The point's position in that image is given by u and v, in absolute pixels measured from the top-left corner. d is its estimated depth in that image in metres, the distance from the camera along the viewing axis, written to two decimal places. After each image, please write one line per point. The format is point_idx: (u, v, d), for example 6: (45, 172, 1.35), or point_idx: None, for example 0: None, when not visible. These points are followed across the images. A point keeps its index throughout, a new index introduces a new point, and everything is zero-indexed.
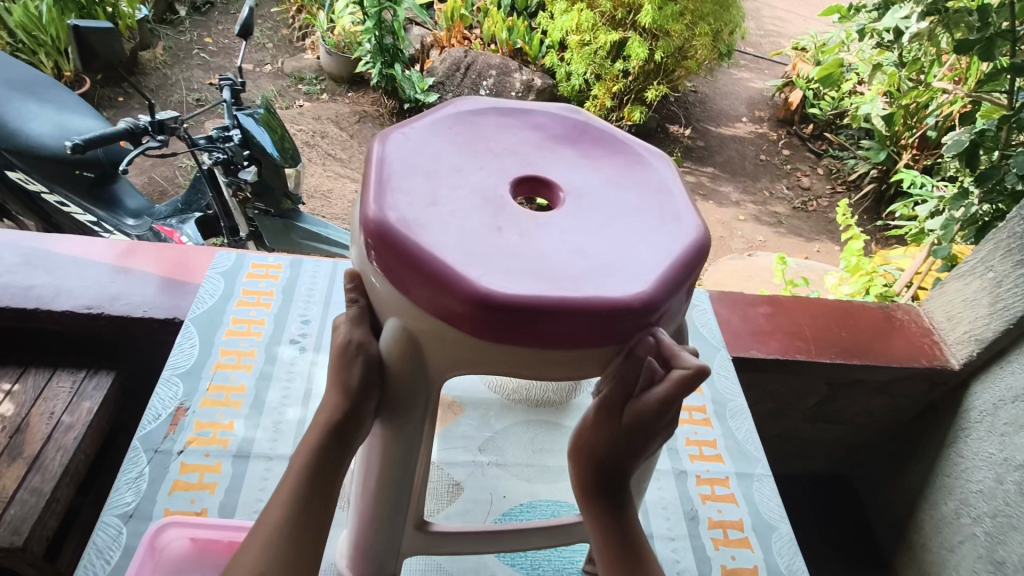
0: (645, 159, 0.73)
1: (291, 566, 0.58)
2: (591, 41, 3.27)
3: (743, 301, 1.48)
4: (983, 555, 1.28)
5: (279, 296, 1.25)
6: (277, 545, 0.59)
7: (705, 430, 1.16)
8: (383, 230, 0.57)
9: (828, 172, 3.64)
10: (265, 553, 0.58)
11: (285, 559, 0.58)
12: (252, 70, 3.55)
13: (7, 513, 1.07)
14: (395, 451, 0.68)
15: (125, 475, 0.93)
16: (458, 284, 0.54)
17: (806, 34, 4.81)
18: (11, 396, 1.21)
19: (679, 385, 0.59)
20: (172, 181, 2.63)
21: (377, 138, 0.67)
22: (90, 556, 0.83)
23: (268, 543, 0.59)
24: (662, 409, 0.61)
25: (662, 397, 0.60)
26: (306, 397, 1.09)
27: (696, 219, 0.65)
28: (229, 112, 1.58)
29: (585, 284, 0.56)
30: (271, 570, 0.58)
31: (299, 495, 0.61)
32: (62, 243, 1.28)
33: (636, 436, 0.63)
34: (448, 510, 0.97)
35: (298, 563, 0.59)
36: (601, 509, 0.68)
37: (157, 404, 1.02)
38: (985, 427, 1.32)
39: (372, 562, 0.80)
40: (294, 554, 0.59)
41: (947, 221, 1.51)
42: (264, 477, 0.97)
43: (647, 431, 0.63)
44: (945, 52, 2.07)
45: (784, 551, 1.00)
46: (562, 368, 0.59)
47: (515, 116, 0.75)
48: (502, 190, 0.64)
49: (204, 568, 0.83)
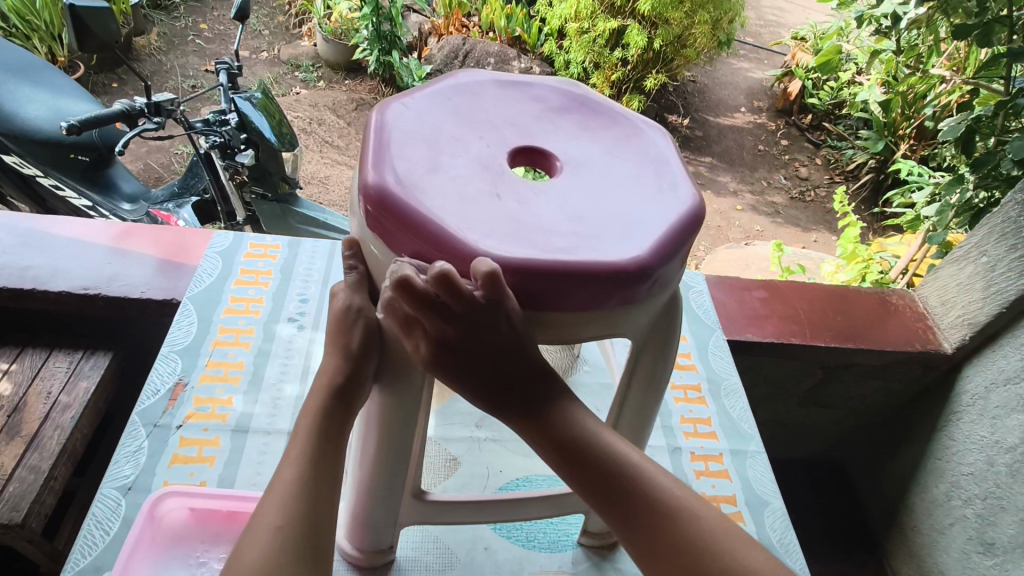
0: (642, 130, 0.73)
1: (307, 519, 0.58)
2: (590, 29, 3.25)
3: (740, 285, 1.50)
4: (973, 536, 1.30)
5: (277, 275, 1.25)
6: (292, 501, 0.59)
7: (700, 408, 1.18)
8: (382, 195, 0.57)
9: (827, 162, 3.64)
10: (282, 508, 0.58)
11: (301, 513, 0.59)
12: (248, 56, 3.52)
13: (6, 490, 1.07)
14: (396, 416, 0.68)
15: (123, 448, 0.93)
16: (457, 246, 0.55)
17: (805, 24, 4.79)
18: (9, 374, 1.22)
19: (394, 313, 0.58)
20: (167, 168, 2.62)
21: (377, 107, 0.67)
22: (89, 527, 0.84)
23: (285, 498, 0.59)
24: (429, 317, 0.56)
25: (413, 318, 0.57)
26: (303, 373, 1.09)
27: (692, 189, 0.66)
28: (227, 96, 1.59)
29: (583, 248, 0.57)
30: (290, 524, 0.57)
31: (310, 453, 0.62)
32: (58, 225, 1.28)
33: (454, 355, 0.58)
34: (446, 483, 0.98)
35: (314, 517, 0.59)
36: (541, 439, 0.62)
37: (155, 379, 1.03)
38: (976, 411, 1.33)
39: (372, 531, 0.81)
40: (311, 508, 0.59)
41: (942, 207, 1.54)
42: (262, 451, 0.97)
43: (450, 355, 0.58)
44: (944, 40, 2.06)
45: (776, 525, 1.01)
46: (558, 330, 0.60)
47: (513, 87, 0.75)
48: (501, 159, 0.65)
49: (202, 537, 0.85)
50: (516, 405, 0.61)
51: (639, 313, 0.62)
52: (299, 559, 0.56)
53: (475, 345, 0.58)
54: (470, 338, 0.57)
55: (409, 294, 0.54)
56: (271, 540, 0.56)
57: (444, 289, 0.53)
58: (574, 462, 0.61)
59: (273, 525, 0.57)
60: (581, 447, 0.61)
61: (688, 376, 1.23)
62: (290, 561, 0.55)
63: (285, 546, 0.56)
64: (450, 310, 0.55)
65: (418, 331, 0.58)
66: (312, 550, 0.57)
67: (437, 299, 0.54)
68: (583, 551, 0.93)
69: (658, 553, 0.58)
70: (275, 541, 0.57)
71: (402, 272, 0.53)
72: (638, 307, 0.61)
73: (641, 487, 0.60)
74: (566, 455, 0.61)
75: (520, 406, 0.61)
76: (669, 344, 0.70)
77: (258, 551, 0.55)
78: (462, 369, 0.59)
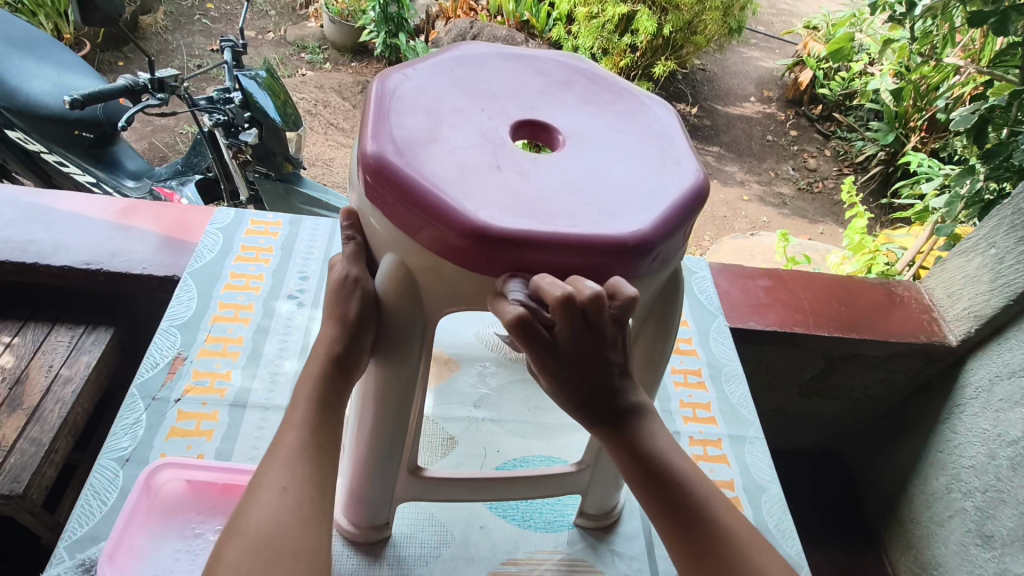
0: (645, 106, 0.72)
1: (312, 480, 0.59)
2: (599, 13, 3.19)
3: (744, 273, 1.49)
4: (971, 529, 1.29)
5: (277, 252, 1.25)
6: (296, 463, 0.59)
7: (699, 393, 1.17)
8: (381, 164, 0.56)
9: (836, 153, 3.59)
10: (286, 470, 0.58)
11: (307, 475, 0.59)
12: (254, 36, 3.50)
13: (7, 462, 1.08)
14: (393, 389, 0.68)
15: (122, 420, 0.94)
16: (456, 216, 0.54)
17: (818, 13, 4.72)
18: (10, 348, 1.22)
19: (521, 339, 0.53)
20: (172, 147, 2.61)
21: (378, 77, 0.65)
22: (87, 497, 0.84)
23: (289, 461, 0.59)
24: (572, 332, 0.53)
25: (539, 343, 0.54)
26: (303, 350, 1.09)
27: (695, 164, 0.65)
28: (231, 74, 1.57)
29: (583, 222, 0.56)
30: (294, 485, 0.57)
31: (311, 420, 0.62)
32: (62, 200, 1.28)
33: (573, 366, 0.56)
34: (443, 461, 0.99)
35: (318, 480, 0.59)
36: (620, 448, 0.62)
37: (154, 352, 1.03)
38: (979, 403, 1.32)
39: (368, 507, 0.81)
40: (315, 471, 0.60)
41: (952, 198, 1.50)
42: (259, 426, 0.97)
43: (565, 372, 0.56)
44: (958, 30, 2.03)
45: (773, 511, 1.01)
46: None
47: (517, 61, 0.74)
48: (502, 131, 0.63)
49: (198, 508, 0.85)
50: (605, 418, 0.61)
51: (639, 289, 0.61)
52: (304, 520, 0.56)
53: (592, 360, 0.56)
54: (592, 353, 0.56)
55: (567, 314, 0.50)
56: (276, 501, 0.56)
57: (594, 307, 0.50)
58: (653, 477, 0.61)
59: (279, 486, 0.57)
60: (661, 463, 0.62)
61: (688, 361, 1.23)
62: (294, 520, 0.55)
63: (290, 506, 0.56)
64: (586, 328, 0.53)
65: (544, 348, 0.54)
66: (318, 512, 0.57)
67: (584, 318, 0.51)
68: (579, 532, 0.93)
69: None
70: (279, 502, 0.56)
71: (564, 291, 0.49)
72: (639, 282, 0.60)
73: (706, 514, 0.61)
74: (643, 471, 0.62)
75: (611, 419, 0.61)
76: (669, 323, 0.69)
77: (265, 511, 0.55)
78: (568, 378, 0.57)
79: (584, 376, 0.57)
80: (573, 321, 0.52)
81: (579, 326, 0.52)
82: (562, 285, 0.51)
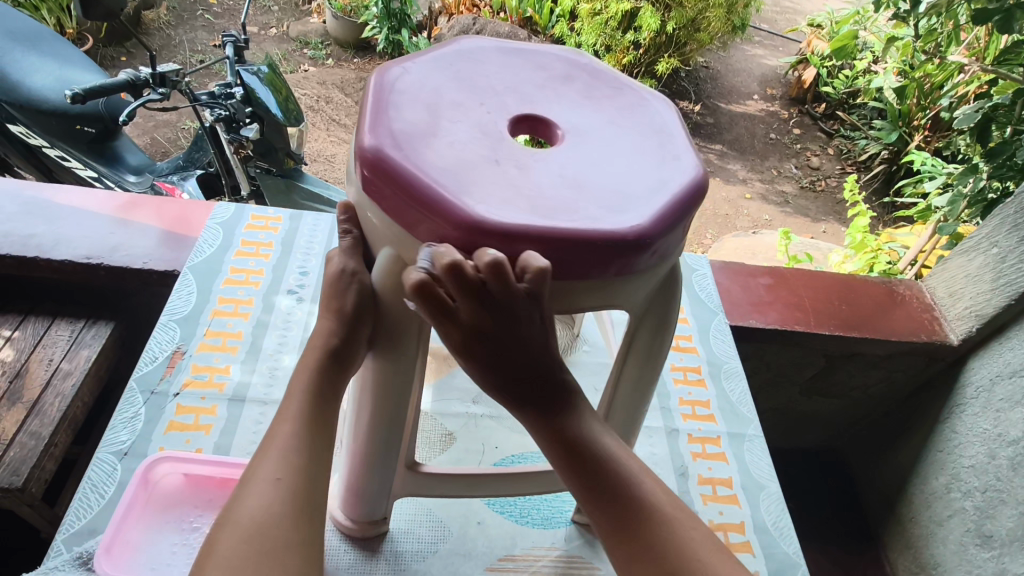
0: (646, 101, 0.72)
1: (306, 473, 0.59)
2: (603, 10, 3.18)
3: (745, 271, 1.49)
4: (971, 529, 1.29)
5: (277, 247, 1.25)
6: (290, 455, 0.59)
7: (699, 390, 1.17)
8: (378, 158, 0.56)
9: (839, 152, 3.58)
10: (280, 460, 0.59)
11: (301, 467, 0.59)
12: (256, 32, 3.49)
13: (7, 455, 1.08)
14: (390, 384, 0.68)
15: (121, 414, 0.94)
16: (453, 211, 0.53)
17: (822, 11, 4.70)
18: (11, 342, 1.22)
19: (424, 305, 0.54)
20: (174, 143, 2.61)
21: (377, 70, 0.65)
22: (85, 490, 0.84)
23: (283, 453, 0.59)
24: (474, 301, 0.53)
25: (445, 313, 0.55)
26: (302, 345, 1.09)
27: (695, 160, 0.64)
28: (233, 69, 1.57)
29: (581, 217, 0.55)
30: (288, 477, 0.58)
31: (307, 413, 0.62)
32: (62, 194, 1.28)
33: (485, 342, 0.57)
34: (441, 457, 0.99)
35: (312, 472, 0.60)
36: (541, 428, 0.62)
37: (154, 347, 1.03)
38: (980, 403, 1.32)
39: (365, 502, 0.81)
40: (309, 464, 0.60)
41: (954, 197, 1.49)
42: (258, 421, 0.97)
43: (477, 348, 0.57)
44: (963, 28, 2.02)
45: (771, 509, 1.00)
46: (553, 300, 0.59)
47: (518, 55, 0.73)
48: (500, 126, 0.63)
49: (195, 502, 0.85)
50: (529, 403, 0.62)
51: (637, 285, 0.61)
52: (297, 512, 0.56)
53: (504, 337, 0.57)
54: (503, 329, 0.56)
55: (462, 280, 0.51)
56: (270, 492, 0.56)
57: (494, 278, 0.51)
58: (574, 460, 0.62)
59: (272, 477, 0.57)
60: (586, 450, 0.62)
61: (688, 359, 1.23)
62: (287, 512, 0.56)
63: (283, 498, 0.56)
64: (491, 300, 0.54)
65: (451, 322, 0.55)
66: (309, 505, 0.57)
67: (484, 287, 0.52)
68: (576, 529, 0.93)
69: (634, 553, 0.59)
70: (273, 493, 0.57)
71: (454, 257, 0.51)
72: (637, 278, 0.60)
73: (630, 492, 0.61)
74: (567, 455, 0.62)
75: (535, 404, 0.62)
76: (668, 319, 0.69)
77: (257, 502, 0.55)
78: (482, 358, 0.58)
79: (497, 355, 0.58)
80: (475, 292, 0.53)
81: (481, 298, 0.53)
82: (458, 254, 0.52)
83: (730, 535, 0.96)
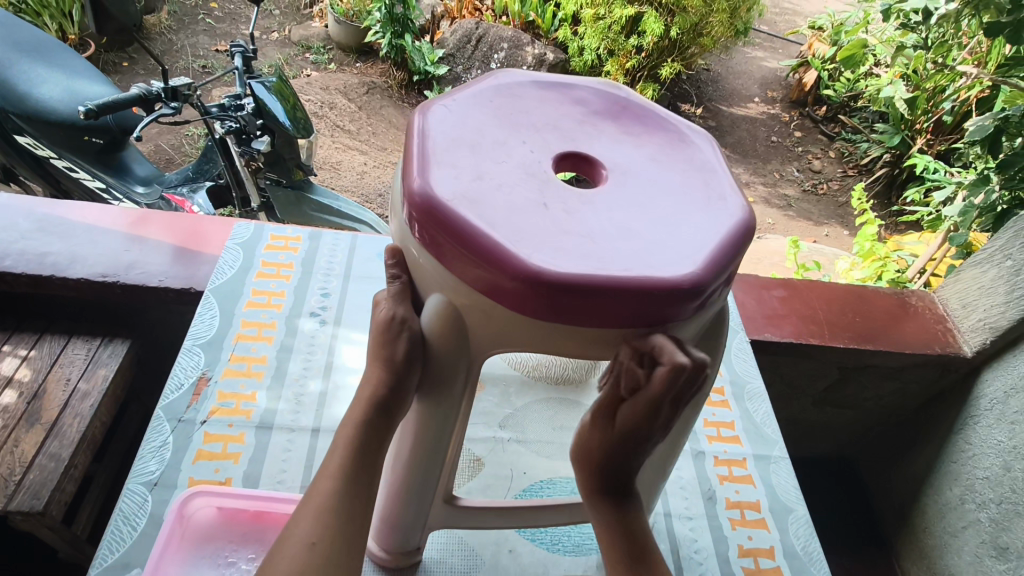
0: (687, 136, 0.72)
1: (340, 532, 0.59)
2: (606, 15, 3.18)
3: (759, 284, 1.48)
4: (985, 540, 1.29)
5: (298, 268, 1.25)
6: (326, 516, 0.59)
7: (723, 412, 1.17)
8: (429, 203, 0.55)
9: (841, 155, 3.56)
10: (315, 523, 0.58)
11: (335, 528, 0.59)
12: (258, 37, 3.48)
13: (27, 477, 1.07)
14: (432, 426, 0.68)
15: (149, 443, 0.93)
16: (507, 261, 0.52)
17: (823, 13, 4.72)
18: (28, 361, 1.21)
19: (663, 387, 0.54)
20: (178, 150, 2.60)
21: (418, 109, 0.65)
22: (117, 522, 0.84)
23: (320, 514, 0.59)
24: (670, 403, 0.57)
25: (659, 401, 0.56)
26: (326, 369, 1.09)
27: (740, 200, 0.64)
28: (242, 81, 1.56)
29: (633, 263, 0.55)
30: (323, 540, 0.57)
31: (349, 465, 0.62)
32: (76, 210, 1.27)
33: (640, 434, 0.60)
34: (470, 485, 0.98)
35: (349, 532, 0.59)
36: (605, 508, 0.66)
37: (179, 373, 1.02)
38: (994, 415, 1.32)
39: (398, 534, 0.81)
40: (344, 520, 0.59)
41: (966, 207, 1.48)
42: (286, 448, 0.97)
43: (649, 433, 0.60)
44: (970, 34, 2.01)
45: (800, 532, 1.00)
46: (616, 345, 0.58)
47: (554, 89, 0.73)
48: (545, 166, 0.63)
49: (230, 536, 0.85)
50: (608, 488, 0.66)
51: (686, 330, 0.60)
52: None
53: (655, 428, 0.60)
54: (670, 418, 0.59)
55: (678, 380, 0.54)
56: (305, 556, 0.56)
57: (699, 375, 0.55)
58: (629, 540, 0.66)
59: (307, 541, 0.57)
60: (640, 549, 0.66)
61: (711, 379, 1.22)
62: None
63: (317, 563, 0.56)
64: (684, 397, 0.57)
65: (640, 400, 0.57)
66: (344, 567, 0.57)
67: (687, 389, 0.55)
68: None
69: None
70: (308, 558, 0.56)
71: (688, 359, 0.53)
72: (686, 325, 0.59)
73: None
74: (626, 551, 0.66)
75: (610, 491, 0.66)
76: (714, 356, 0.69)
77: (289, 567, 0.55)
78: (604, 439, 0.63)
79: (634, 446, 0.62)
80: (696, 391, 0.57)
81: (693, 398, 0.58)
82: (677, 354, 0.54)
83: (760, 560, 0.97)
